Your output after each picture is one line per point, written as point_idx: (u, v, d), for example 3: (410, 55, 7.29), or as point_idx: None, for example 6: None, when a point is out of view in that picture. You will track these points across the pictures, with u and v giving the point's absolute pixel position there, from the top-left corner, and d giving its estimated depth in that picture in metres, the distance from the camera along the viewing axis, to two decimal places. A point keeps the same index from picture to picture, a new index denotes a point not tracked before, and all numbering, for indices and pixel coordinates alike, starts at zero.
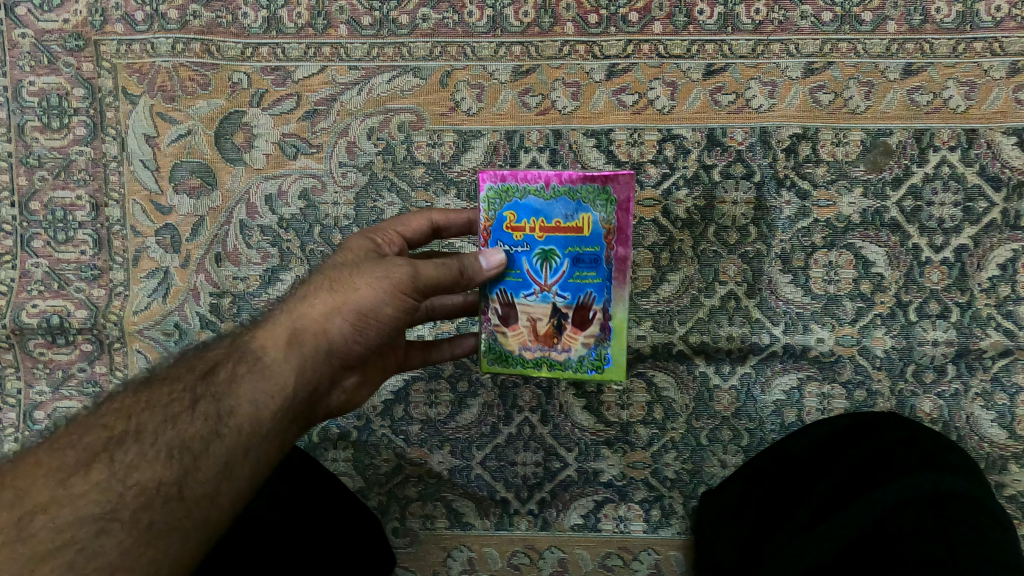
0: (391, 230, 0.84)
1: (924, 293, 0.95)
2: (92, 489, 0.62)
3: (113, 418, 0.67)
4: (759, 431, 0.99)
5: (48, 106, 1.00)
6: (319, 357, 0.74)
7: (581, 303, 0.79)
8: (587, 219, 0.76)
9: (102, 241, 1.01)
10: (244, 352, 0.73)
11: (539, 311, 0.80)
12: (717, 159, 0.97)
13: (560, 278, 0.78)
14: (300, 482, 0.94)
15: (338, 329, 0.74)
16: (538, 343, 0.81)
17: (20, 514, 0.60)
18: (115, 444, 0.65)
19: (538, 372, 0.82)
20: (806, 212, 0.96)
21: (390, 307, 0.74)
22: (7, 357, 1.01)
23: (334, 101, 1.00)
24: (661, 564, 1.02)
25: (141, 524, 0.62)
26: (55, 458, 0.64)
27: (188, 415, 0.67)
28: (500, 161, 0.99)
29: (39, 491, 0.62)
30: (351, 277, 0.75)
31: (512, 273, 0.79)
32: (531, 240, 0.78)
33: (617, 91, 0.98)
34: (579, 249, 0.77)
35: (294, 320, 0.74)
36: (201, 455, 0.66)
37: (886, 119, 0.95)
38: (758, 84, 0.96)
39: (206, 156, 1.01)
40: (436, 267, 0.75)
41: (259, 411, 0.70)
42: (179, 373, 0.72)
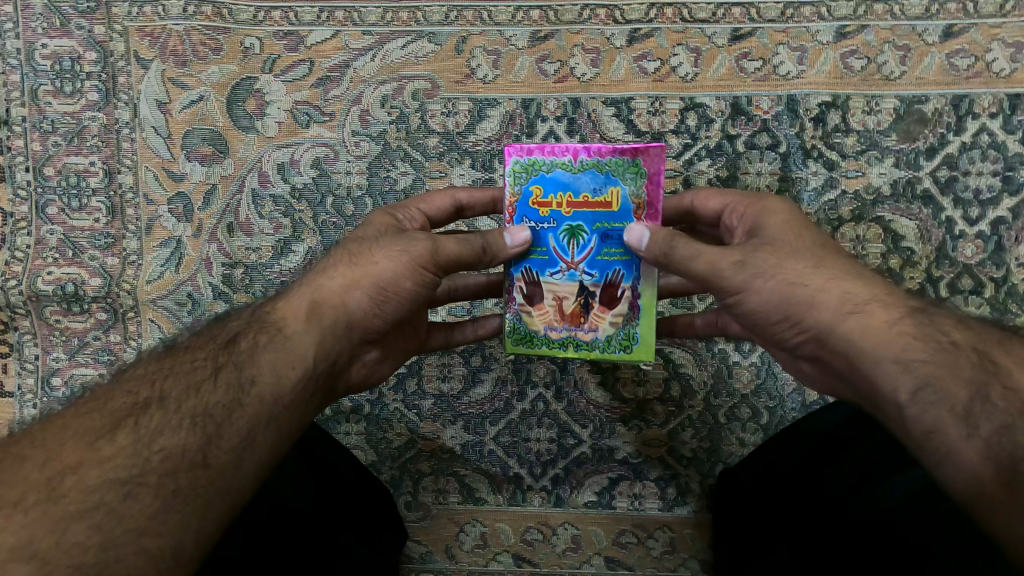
0: (415, 208, 0.83)
1: (957, 267, 0.91)
2: (118, 453, 0.58)
3: (137, 385, 0.65)
4: (780, 410, 0.98)
5: (60, 70, 0.99)
6: (338, 330, 0.73)
7: (609, 281, 0.76)
8: (615, 194, 0.73)
9: (116, 209, 1.00)
10: (265, 323, 0.71)
11: (566, 290, 0.76)
12: (741, 129, 0.93)
13: (588, 255, 0.75)
14: (318, 462, 0.90)
15: (357, 301, 0.73)
16: (564, 321, 0.78)
17: (42, 477, 0.56)
18: (140, 410, 0.62)
19: (563, 352, 0.79)
20: (834, 183, 0.92)
21: (411, 282, 0.73)
22: (24, 324, 1.01)
23: (347, 68, 0.98)
24: (676, 543, 1.00)
25: (167, 489, 0.58)
26: (78, 423, 0.61)
27: (211, 382, 0.65)
28: (516, 131, 0.97)
29: (63, 453, 0.58)
30: (371, 251, 0.75)
31: (537, 251, 0.76)
32: (558, 217, 0.74)
33: (638, 57, 0.95)
34: (607, 226, 0.74)
35: (315, 292, 0.73)
36: (224, 423, 0.62)
37: (922, 86, 0.91)
38: (787, 50, 0.93)
39: (218, 123, 0.99)
40: (459, 242, 0.73)
41: (281, 381, 0.67)
42: (200, 342, 0.70)
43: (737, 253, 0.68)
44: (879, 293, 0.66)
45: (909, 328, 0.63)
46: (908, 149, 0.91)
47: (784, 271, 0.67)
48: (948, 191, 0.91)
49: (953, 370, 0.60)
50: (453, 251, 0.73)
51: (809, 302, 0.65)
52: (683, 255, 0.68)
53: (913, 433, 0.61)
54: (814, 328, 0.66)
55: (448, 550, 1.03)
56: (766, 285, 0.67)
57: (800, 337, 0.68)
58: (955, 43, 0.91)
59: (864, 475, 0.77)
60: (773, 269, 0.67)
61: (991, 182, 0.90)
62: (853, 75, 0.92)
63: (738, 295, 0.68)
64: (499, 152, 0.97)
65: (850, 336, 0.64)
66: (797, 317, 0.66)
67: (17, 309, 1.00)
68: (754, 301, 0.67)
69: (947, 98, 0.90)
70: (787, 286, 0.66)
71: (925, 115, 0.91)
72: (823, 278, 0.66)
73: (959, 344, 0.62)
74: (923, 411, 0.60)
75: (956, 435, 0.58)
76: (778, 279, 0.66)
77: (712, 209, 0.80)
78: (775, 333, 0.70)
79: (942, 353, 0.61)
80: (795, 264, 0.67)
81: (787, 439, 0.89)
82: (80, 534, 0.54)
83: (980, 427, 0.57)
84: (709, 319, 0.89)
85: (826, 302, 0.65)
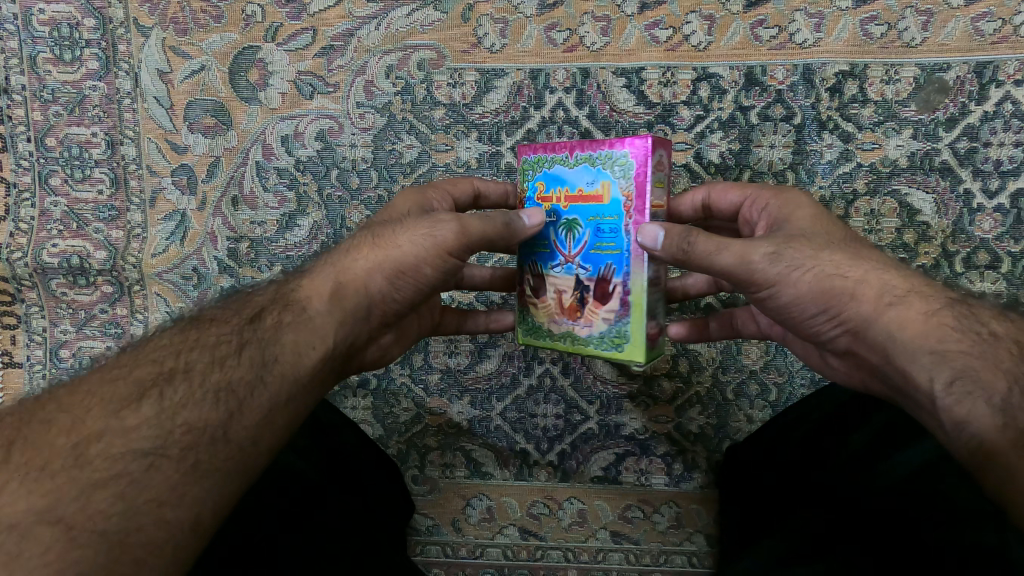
0: (445, 191, 0.83)
1: (973, 242, 0.89)
2: (143, 423, 0.58)
3: (162, 354, 0.65)
4: (789, 386, 0.97)
5: (60, 38, 0.97)
6: (359, 313, 0.73)
7: (602, 276, 0.73)
8: (606, 188, 0.71)
9: (119, 180, 0.99)
10: (290, 300, 0.71)
11: (564, 283, 0.76)
12: (755, 100, 0.91)
13: (583, 249, 0.74)
14: (324, 440, 0.90)
15: (377, 284, 0.73)
16: (563, 315, 0.77)
17: (71, 444, 0.56)
18: (164, 380, 0.62)
19: (563, 346, 0.78)
20: (849, 156, 0.90)
21: (429, 269, 0.73)
22: (31, 296, 1.01)
23: (352, 36, 0.96)
24: (683, 518, 1.00)
25: (187, 461, 0.57)
26: (104, 391, 0.61)
27: (235, 358, 0.64)
28: (523, 102, 0.94)
29: (91, 421, 0.58)
30: (395, 233, 0.73)
31: (541, 243, 0.77)
32: (556, 209, 0.75)
33: (650, 25, 0.92)
34: (599, 219, 0.72)
35: (338, 274, 0.73)
36: (245, 401, 0.62)
37: (945, 53, 0.88)
38: (804, 16, 0.90)
39: (221, 94, 0.97)
40: (482, 220, 0.71)
41: (301, 361, 0.67)
42: (225, 316, 0.70)
43: (771, 245, 0.67)
44: (920, 285, 0.65)
45: (947, 319, 0.62)
46: (927, 120, 0.89)
47: (822, 263, 0.65)
48: (967, 163, 0.88)
49: (991, 362, 0.59)
50: (481, 230, 0.71)
51: (849, 293, 0.64)
52: (703, 251, 0.68)
53: (945, 424, 0.59)
54: (854, 319, 0.65)
55: (455, 523, 1.04)
56: (802, 277, 0.66)
57: (836, 330, 0.67)
58: (980, 7, 0.87)
59: (864, 455, 0.78)
60: (809, 261, 0.65)
61: (1012, 153, 0.88)
62: (873, 42, 0.89)
63: (773, 287, 0.67)
64: (506, 124, 0.95)
65: (892, 326, 0.63)
66: (835, 308, 0.65)
67: (23, 281, 1.00)
68: (789, 292, 0.67)
69: (970, 66, 0.88)
70: (826, 278, 0.65)
71: (946, 83, 0.88)
72: (862, 270, 0.65)
73: (998, 337, 0.61)
74: (957, 401, 0.58)
75: (989, 426, 0.56)
76: (814, 271, 0.65)
77: (729, 202, 0.80)
78: (810, 326, 0.69)
79: (981, 346, 0.60)
80: (833, 257, 0.66)
81: (790, 422, 0.90)
82: (103, 502, 0.53)
83: (1018, 418, 0.55)
84: (724, 321, 0.88)
85: (864, 293, 0.64)
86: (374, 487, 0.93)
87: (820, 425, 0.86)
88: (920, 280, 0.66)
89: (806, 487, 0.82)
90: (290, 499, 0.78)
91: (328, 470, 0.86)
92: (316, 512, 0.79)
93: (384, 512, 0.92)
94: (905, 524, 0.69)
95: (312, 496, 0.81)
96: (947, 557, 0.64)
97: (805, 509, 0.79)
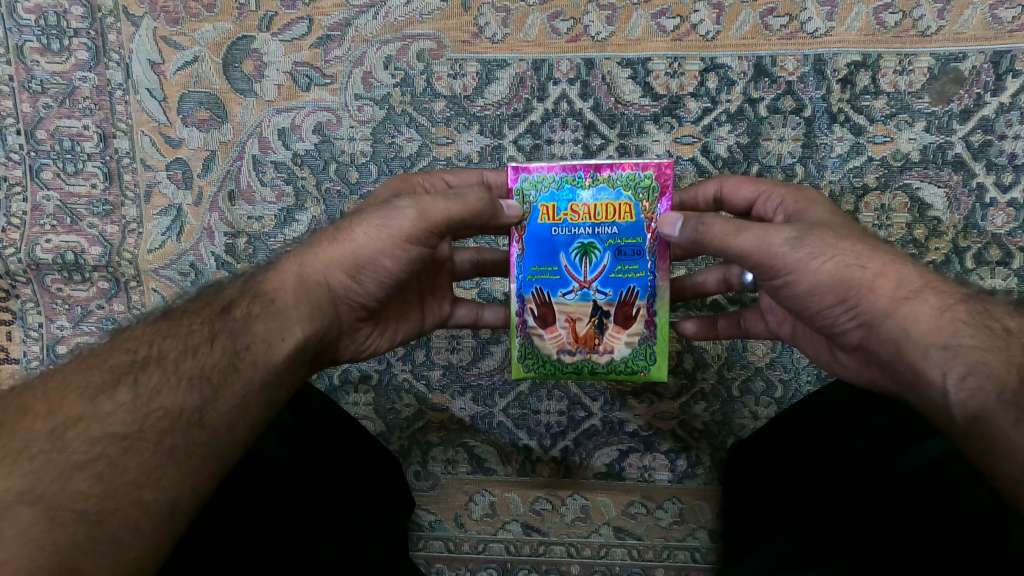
0: (439, 176, 0.81)
1: (985, 237, 0.87)
2: (121, 408, 0.57)
3: (136, 344, 0.63)
4: (795, 382, 0.97)
5: (46, 26, 0.94)
6: (324, 306, 0.69)
7: (545, 300, 0.75)
8: (552, 211, 0.73)
9: (112, 174, 0.97)
10: (258, 292, 0.68)
11: (578, 311, 0.74)
12: (764, 92, 0.89)
13: (601, 274, 0.73)
14: (320, 432, 0.86)
15: (338, 278, 0.69)
16: (577, 344, 0.75)
17: (48, 427, 0.55)
18: (139, 368, 0.60)
19: (579, 377, 0.76)
20: (860, 150, 0.88)
21: (389, 258, 0.68)
22: (26, 292, 0.99)
23: (349, 26, 0.93)
24: (686, 514, 1.00)
25: (165, 445, 0.57)
26: (79, 377, 0.60)
27: (207, 346, 0.63)
28: (526, 94, 0.92)
29: (67, 405, 0.57)
30: (352, 225, 0.70)
31: (551, 270, 0.74)
32: (622, 227, 0.72)
33: (656, 14, 0.90)
34: (550, 239, 0.73)
35: (299, 267, 0.69)
36: (219, 388, 0.61)
37: (961, 42, 0.86)
38: (815, 4, 0.87)
39: (215, 85, 0.95)
40: (448, 201, 0.67)
41: (272, 351, 0.64)
42: (197, 306, 0.67)
43: (791, 230, 0.64)
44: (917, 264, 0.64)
45: (961, 314, 0.60)
46: (941, 112, 0.86)
47: (842, 252, 0.63)
48: (981, 156, 0.86)
49: (1004, 356, 0.57)
50: (447, 209, 0.67)
51: (867, 285, 0.62)
52: (721, 232, 0.65)
53: (957, 417, 0.58)
54: (869, 312, 0.63)
55: (457, 519, 1.03)
56: (823, 266, 0.62)
57: (851, 322, 0.65)
58: None
59: (871, 451, 0.75)
60: (831, 249, 0.63)
61: None
62: (886, 32, 0.87)
63: (791, 275, 0.64)
64: (508, 116, 0.92)
65: (905, 322, 0.61)
66: (852, 299, 0.63)
67: (17, 277, 0.98)
68: (806, 283, 0.64)
69: (986, 56, 0.85)
70: (840, 264, 0.62)
71: (961, 74, 0.86)
72: (880, 261, 0.63)
73: (1011, 332, 0.59)
74: (969, 397, 0.57)
75: (1002, 419, 0.55)
76: (835, 259, 0.63)
77: (743, 198, 0.77)
78: (824, 318, 0.66)
79: (992, 341, 0.58)
80: (851, 244, 0.63)
81: (794, 420, 0.87)
82: (81, 483, 0.53)
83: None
84: (732, 319, 0.85)
85: (882, 286, 0.62)
86: (370, 478, 0.90)
87: (826, 423, 0.83)
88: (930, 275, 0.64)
89: (812, 485, 0.80)
90: (261, 479, 0.74)
91: (319, 459, 0.83)
92: (295, 498, 0.76)
93: (387, 499, 0.91)
94: (918, 529, 0.67)
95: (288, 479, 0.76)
96: (974, 563, 0.62)
97: (810, 503, 0.78)
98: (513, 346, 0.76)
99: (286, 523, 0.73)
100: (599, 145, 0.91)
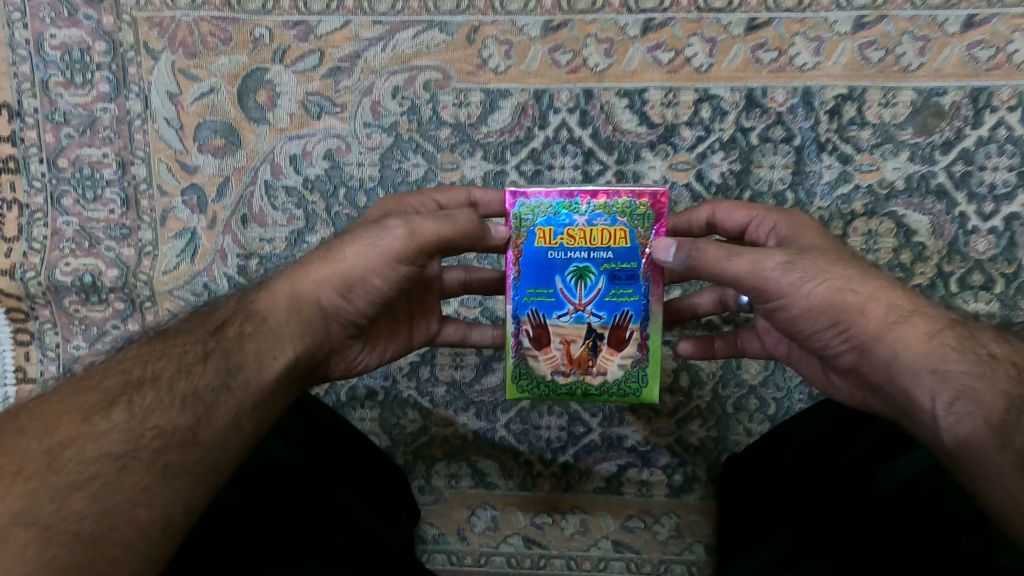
0: (428, 197, 0.84)
1: (968, 263, 0.91)
2: (115, 428, 0.59)
3: (130, 364, 0.64)
4: (787, 401, 1.00)
5: (71, 61, 0.99)
6: (316, 324, 0.72)
7: (540, 323, 0.78)
8: (547, 235, 0.75)
9: (130, 200, 1.01)
10: (250, 311, 0.70)
11: (573, 333, 0.78)
12: (755, 122, 0.93)
13: (596, 297, 0.76)
14: (324, 442, 0.89)
15: (329, 297, 0.72)
16: (570, 366, 0.79)
17: (43, 449, 0.56)
18: (133, 388, 0.62)
19: (572, 398, 0.79)
20: (848, 177, 0.92)
21: (380, 277, 0.72)
22: (44, 313, 1.02)
23: (358, 58, 0.97)
24: (683, 528, 1.03)
25: (158, 465, 0.58)
26: (73, 399, 0.60)
27: (201, 366, 0.64)
28: (528, 123, 0.96)
29: (62, 427, 0.58)
30: (343, 245, 0.73)
31: (546, 293, 0.77)
32: (616, 252, 0.75)
33: (652, 48, 0.94)
34: (545, 263, 0.76)
35: (292, 287, 0.72)
36: (213, 406, 0.63)
37: (943, 77, 0.90)
38: (804, 40, 0.92)
39: (229, 115, 0.99)
40: (436, 222, 0.71)
41: (266, 369, 0.67)
42: (190, 327, 0.69)
43: (783, 255, 0.67)
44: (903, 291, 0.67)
45: (949, 341, 0.63)
46: (924, 143, 0.91)
47: (834, 277, 0.66)
48: (963, 185, 0.90)
49: (989, 381, 0.60)
50: (436, 229, 0.71)
51: (859, 309, 0.65)
52: (714, 258, 0.68)
53: (945, 442, 0.61)
54: (860, 336, 0.66)
55: (460, 532, 1.06)
56: (814, 289, 0.66)
57: (843, 345, 0.68)
58: (977, 33, 0.90)
59: (861, 462, 0.78)
60: (821, 273, 0.66)
61: (1007, 177, 0.90)
62: (871, 66, 0.91)
63: (784, 299, 0.67)
64: (510, 143, 0.96)
65: (895, 345, 0.64)
66: (843, 323, 0.66)
67: (36, 299, 1.02)
68: (799, 305, 0.67)
69: (966, 91, 0.90)
70: (832, 286, 0.65)
71: (943, 107, 0.90)
72: (871, 286, 0.66)
73: (997, 358, 0.62)
74: (957, 420, 0.59)
75: (987, 444, 0.58)
76: (825, 283, 0.66)
77: (737, 222, 0.80)
78: (817, 340, 0.69)
79: (980, 367, 0.61)
80: (843, 270, 0.66)
81: (785, 435, 0.90)
82: (78, 503, 0.54)
83: (1015, 438, 0.57)
84: (728, 339, 0.88)
85: (873, 310, 0.65)
86: (377, 486, 0.93)
87: (818, 437, 0.86)
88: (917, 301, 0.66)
89: (801, 495, 0.83)
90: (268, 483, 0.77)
91: (328, 467, 0.85)
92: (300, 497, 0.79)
93: (395, 503, 0.93)
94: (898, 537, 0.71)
95: (290, 479, 0.80)
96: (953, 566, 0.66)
97: (804, 514, 0.80)
98: (508, 366, 0.79)
99: (289, 522, 0.76)
100: (598, 171, 0.95)
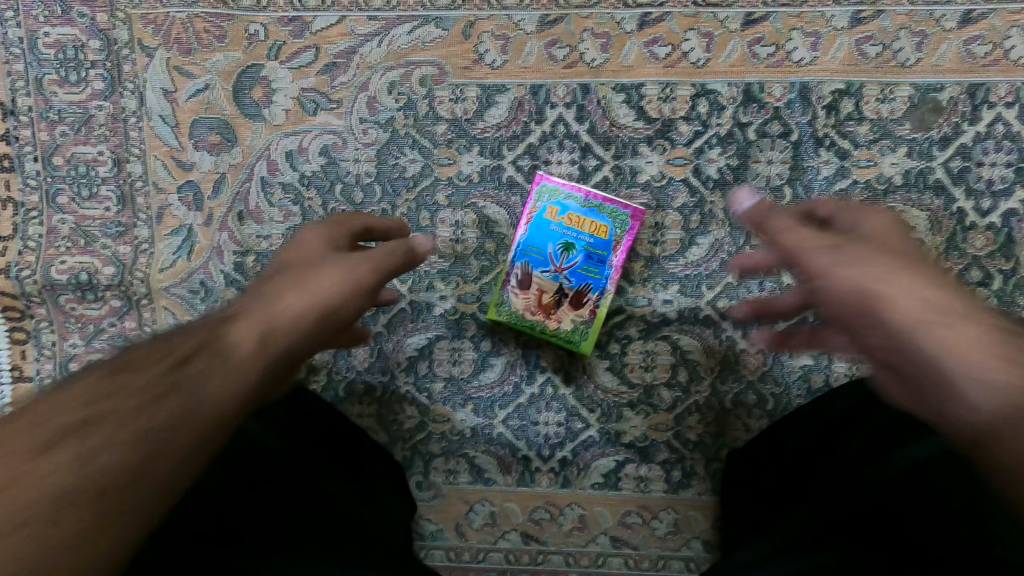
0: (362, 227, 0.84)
1: (966, 258, 0.91)
2: (123, 428, 0.52)
3: (116, 376, 0.57)
4: (786, 397, 0.99)
5: (65, 58, 0.99)
6: (285, 357, 0.65)
7: (527, 270, 0.94)
8: (553, 211, 0.93)
9: (125, 197, 1.01)
10: (215, 346, 0.60)
11: (547, 286, 0.94)
12: (753, 117, 0.93)
13: (572, 266, 0.93)
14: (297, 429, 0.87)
15: (302, 329, 0.67)
16: (538, 308, 0.94)
17: (45, 449, 0.50)
18: (130, 395, 0.55)
19: (530, 331, 0.95)
20: (846, 172, 0.92)
21: (350, 310, 0.72)
22: (40, 311, 1.01)
23: (354, 54, 0.98)
24: (681, 524, 1.01)
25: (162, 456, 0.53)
26: (70, 405, 0.54)
27: (185, 384, 0.57)
28: (525, 118, 0.96)
29: (55, 431, 0.51)
30: (319, 278, 0.71)
31: (536, 251, 0.94)
32: (597, 240, 0.93)
33: (648, 42, 0.94)
34: (546, 231, 0.93)
35: (262, 318, 0.64)
36: (213, 413, 0.56)
37: (940, 72, 0.91)
38: (801, 35, 0.92)
39: (225, 111, 0.99)
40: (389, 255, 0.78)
41: (241, 398, 0.59)
42: (146, 359, 0.59)
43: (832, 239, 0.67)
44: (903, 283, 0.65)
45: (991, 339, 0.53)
46: (922, 138, 0.91)
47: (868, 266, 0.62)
48: (960, 181, 0.91)
49: None
50: (392, 262, 0.78)
51: (886, 298, 0.59)
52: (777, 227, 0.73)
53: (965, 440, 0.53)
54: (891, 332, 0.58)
55: (458, 528, 1.04)
56: (843, 274, 0.63)
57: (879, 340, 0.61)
58: (973, 28, 0.90)
59: (862, 451, 0.76)
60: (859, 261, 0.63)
61: (1004, 172, 0.90)
62: (868, 62, 0.92)
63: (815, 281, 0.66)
64: (507, 139, 0.96)
65: (930, 345, 0.55)
66: (873, 315, 0.60)
67: (32, 297, 1.01)
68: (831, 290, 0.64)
69: (963, 86, 0.90)
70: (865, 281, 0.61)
71: (940, 103, 0.91)
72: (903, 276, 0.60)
73: None
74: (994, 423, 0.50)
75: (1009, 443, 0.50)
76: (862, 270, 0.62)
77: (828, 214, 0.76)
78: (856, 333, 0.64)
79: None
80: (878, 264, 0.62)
81: (790, 424, 0.89)
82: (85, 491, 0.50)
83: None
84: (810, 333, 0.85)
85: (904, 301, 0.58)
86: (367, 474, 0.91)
87: (818, 427, 0.84)
88: (950, 284, 0.60)
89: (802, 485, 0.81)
90: (252, 466, 0.75)
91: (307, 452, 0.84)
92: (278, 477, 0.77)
93: (381, 490, 0.91)
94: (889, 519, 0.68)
95: (277, 471, 0.77)
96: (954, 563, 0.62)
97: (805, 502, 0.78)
98: (494, 291, 0.97)
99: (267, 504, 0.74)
100: (594, 167, 0.95)
